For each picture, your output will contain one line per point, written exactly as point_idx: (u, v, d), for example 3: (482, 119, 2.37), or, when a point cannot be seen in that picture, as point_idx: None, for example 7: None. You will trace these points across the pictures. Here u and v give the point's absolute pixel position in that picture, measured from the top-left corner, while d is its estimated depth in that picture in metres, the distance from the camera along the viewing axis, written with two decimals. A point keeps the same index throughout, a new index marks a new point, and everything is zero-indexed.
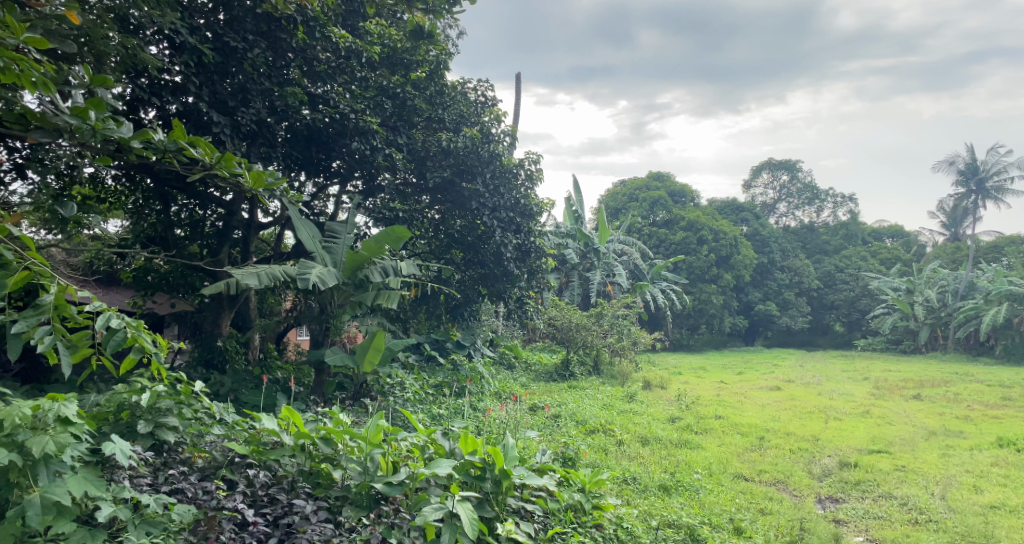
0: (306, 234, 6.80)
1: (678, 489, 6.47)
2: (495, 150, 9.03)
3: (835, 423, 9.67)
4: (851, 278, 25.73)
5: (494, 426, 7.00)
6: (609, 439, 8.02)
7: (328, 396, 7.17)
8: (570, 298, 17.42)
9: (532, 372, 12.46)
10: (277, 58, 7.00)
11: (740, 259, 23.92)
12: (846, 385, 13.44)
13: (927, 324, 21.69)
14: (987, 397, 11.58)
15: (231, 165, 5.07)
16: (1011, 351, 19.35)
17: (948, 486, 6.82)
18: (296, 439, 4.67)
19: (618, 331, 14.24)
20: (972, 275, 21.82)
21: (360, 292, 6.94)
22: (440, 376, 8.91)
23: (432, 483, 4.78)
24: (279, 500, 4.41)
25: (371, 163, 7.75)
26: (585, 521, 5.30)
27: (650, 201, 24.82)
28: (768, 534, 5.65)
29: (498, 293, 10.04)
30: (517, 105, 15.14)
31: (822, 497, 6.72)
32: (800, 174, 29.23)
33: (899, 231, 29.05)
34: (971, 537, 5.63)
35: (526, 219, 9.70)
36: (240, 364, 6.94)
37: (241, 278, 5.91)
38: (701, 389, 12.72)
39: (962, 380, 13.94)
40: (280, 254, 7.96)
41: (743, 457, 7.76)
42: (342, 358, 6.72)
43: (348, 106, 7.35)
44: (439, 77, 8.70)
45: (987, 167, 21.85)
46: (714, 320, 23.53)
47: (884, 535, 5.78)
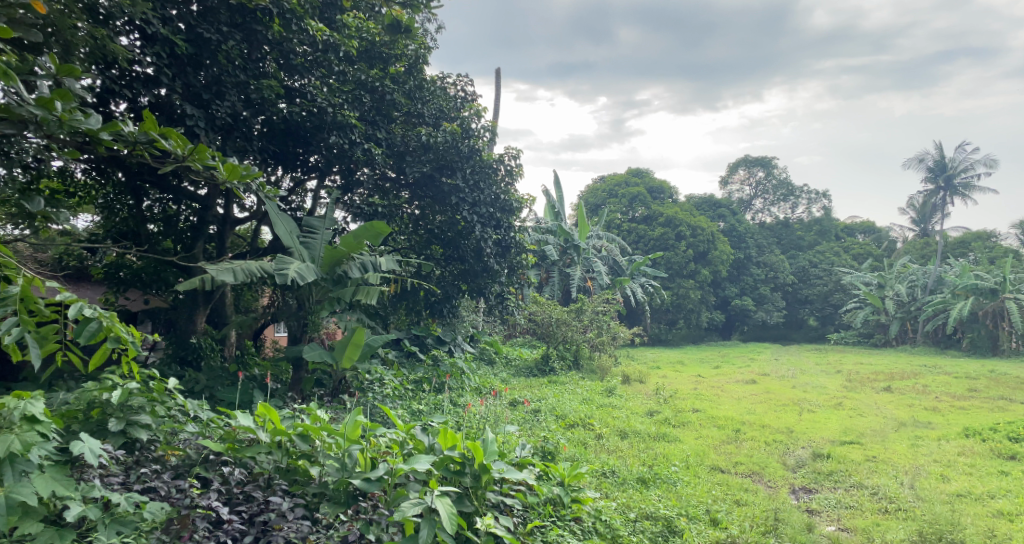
0: (284, 229, 6.68)
1: (655, 482, 6.53)
2: (475, 144, 9.01)
3: (809, 415, 9.80)
4: (825, 273, 26.09)
5: (474, 421, 7.01)
6: (588, 432, 8.07)
7: (306, 393, 7.10)
8: (550, 293, 17.46)
9: (512, 367, 12.49)
10: (252, 50, 6.89)
11: (717, 255, 24.16)
12: (819, 378, 13.64)
13: (897, 317, 22.09)
14: (955, 389, 11.84)
15: (204, 157, 5.02)
16: (978, 343, 19.78)
17: (917, 475, 6.96)
18: (273, 436, 4.62)
19: (598, 326, 14.33)
20: (941, 270, 22.27)
21: (338, 288, 6.91)
22: (420, 371, 8.89)
23: (411, 478, 4.76)
24: (255, 497, 4.38)
25: (350, 157, 7.76)
26: (564, 514, 5.35)
27: (629, 197, 24.90)
28: (743, 525, 5.71)
29: (478, 289, 10.01)
30: (497, 100, 15.10)
31: (796, 488, 6.82)
32: (776, 170, 29.49)
33: (871, 227, 29.50)
34: (938, 524, 5.74)
35: (507, 214, 9.69)
36: (216, 359, 6.73)
37: (216, 274, 5.84)
38: (679, 383, 12.82)
39: (930, 373, 14.22)
40: (256, 250, 7.86)
41: (720, 450, 7.84)
42: (320, 355, 6.60)
43: (325, 100, 7.26)
44: (418, 71, 8.72)
45: (955, 164, 22.26)
46: (692, 315, 23.74)
47: (855, 524, 5.88)
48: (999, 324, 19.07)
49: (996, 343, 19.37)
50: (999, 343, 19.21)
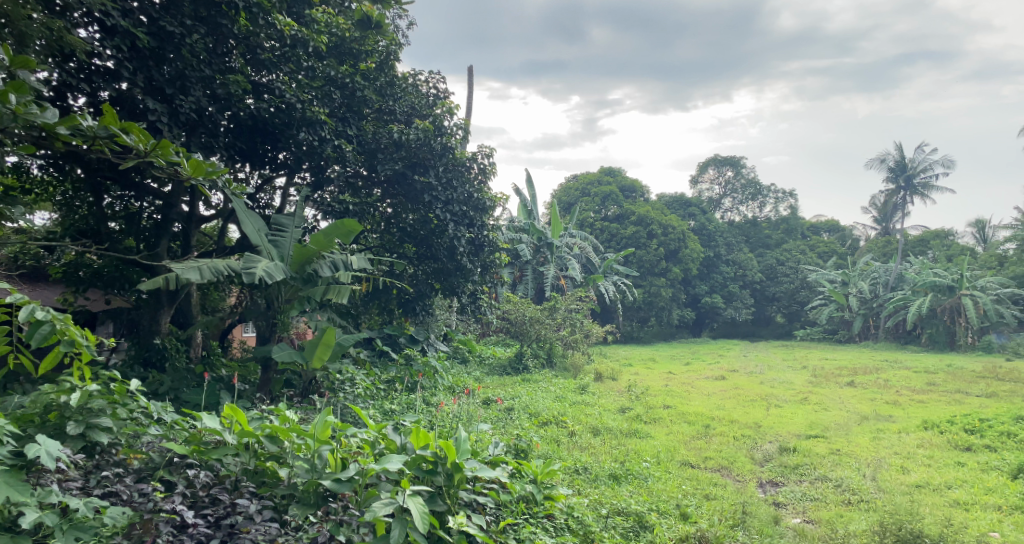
0: (252, 227, 6.58)
1: (627, 478, 6.58)
2: (448, 142, 8.98)
3: (776, 410, 9.95)
4: (791, 271, 26.55)
5: (446, 420, 7.01)
6: (561, 430, 8.09)
7: (275, 394, 6.98)
8: (524, 292, 17.47)
9: (485, 366, 12.48)
10: (218, 45, 6.77)
11: (687, 253, 24.44)
12: (786, 374, 13.86)
13: (860, 314, 22.57)
14: (914, 382, 12.15)
15: (168, 153, 5.07)
16: (936, 339, 20.39)
17: (878, 467, 7.11)
18: (240, 438, 4.58)
19: (571, 324, 14.45)
20: (901, 268, 22.82)
21: (308, 286, 6.83)
22: (393, 370, 8.82)
23: (383, 478, 4.73)
24: (221, 500, 4.32)
25: (320, 154, 7.66)
26: (536, 512, 5.36)
27: (602, 195, 24.86)
28: (712, 518, 5.78)
29: (451, 288, 9.97)
30: (470, 98, 15.04)
31: (763, 481, 6.93)
32: (744, 170, 29.84)
33: (835, 226, 30.07)
34: (897, 513, 5.87)
35: (480, 213, 9.67)
36: (182, 360, 6.59)
37: (181, 272, 5.75)
38: (650, 380, 12.96)
39: (891, 367, 14.57)
40: (223, 248, 7.73)
41: (690, 445, 7.92)
42: (290, 355, 6.51)
43: (294, 96, 7.22)
44: (389, 68, 8.71)
45: (915, 164, 22.82)
46: (663, 312, 23.95)
47: (820, 516, 5.99)
48: (956, 320, 19.82)
49: (953, 338, 20.01)
50: (956, 338, 19.81)
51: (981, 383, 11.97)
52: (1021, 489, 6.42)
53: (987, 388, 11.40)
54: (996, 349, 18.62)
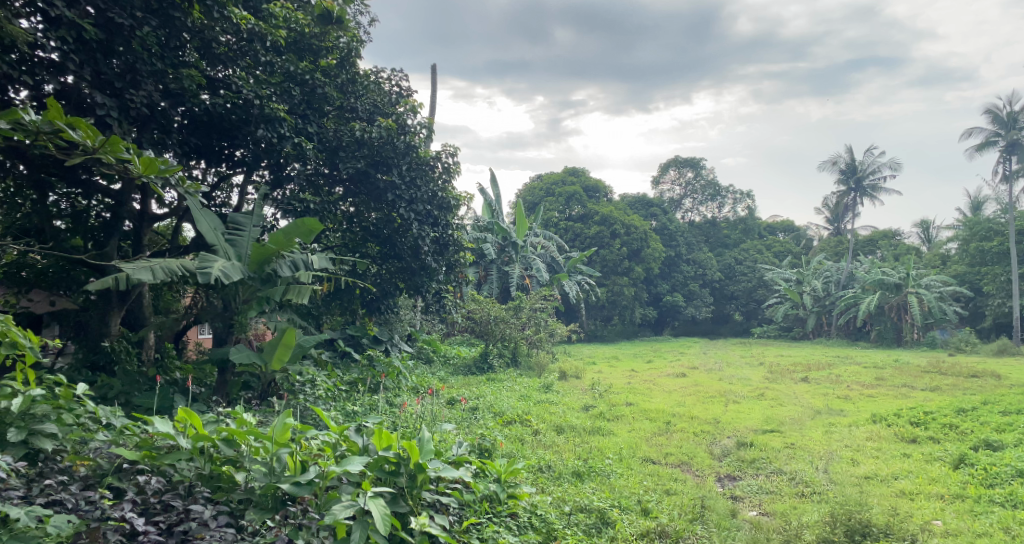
0: (207, 226, 6.44)
1: (590, 474, 6.62)
2: (411, 141, 8.93)
3: (734, 406, 10.09)
4: (749, 270, 27.09)
5: (410, 421, 6.96)
6: (526, 428, 8.10)
7: (233, 397, 6.76)
8: (488, 292, 17.41)
9: (450, 366, 12.42)
10: (171, 39, 6.59)
11: (650, 253, 24.75)
12: (744, 371, 14.11)
13: (814, 311, 23.11)
14: (864, 378, 12.48)
15: (117, 149, 4.99)
16: (884, 335, 21.22)
17: (830, 460, 7.28)
18: (195, 442, 4.47)
19: (535, 323, 14.50)
20: (852, 267, 23.45)
21: (267, 286, 6.72)
22: (355, 372, 8.70)
23: (344, 480, 4.67)
24: (174, 507, 4.22)
25: (279, 152, 7.53)
26: (500, 511, 5.35)
27: (566, 195, 24.87)
28: (672, 513, 5.83)
29: (416, 287, 9.87)
30: (433, 97, 14.97)
31: (721, 476, 7.05)
32: (704, 171, 30.24)
33: (790, 226, 30.73)
34: (847, 502, 6.02)
35: (444, 212, 9.62)
36: (133, 363, 6.41)
37: (133, 273, 5.59)
38: (613, 378, 13.05)
39: (843, 363, 14.97)
40: (177, 247, 7.55)
41: (651, 442, 8.00)
42: (247, 356, 6.37)
43: (252, 91, 7.08)
44: (350, 65, 8.66)
45: (865, 167, 23.54)
46: (627, 311, 24.15)
47: (775, 508, 6.10)
48: (902, 317, 20.73)
49: (900, 334, 20.91)
50: (904, 335, 20.67)
51: (926, 378, 12.36)
52: (961, 477, 6.64)
53: (931, 381, 11.79)
54: (938, 344, 19.75)
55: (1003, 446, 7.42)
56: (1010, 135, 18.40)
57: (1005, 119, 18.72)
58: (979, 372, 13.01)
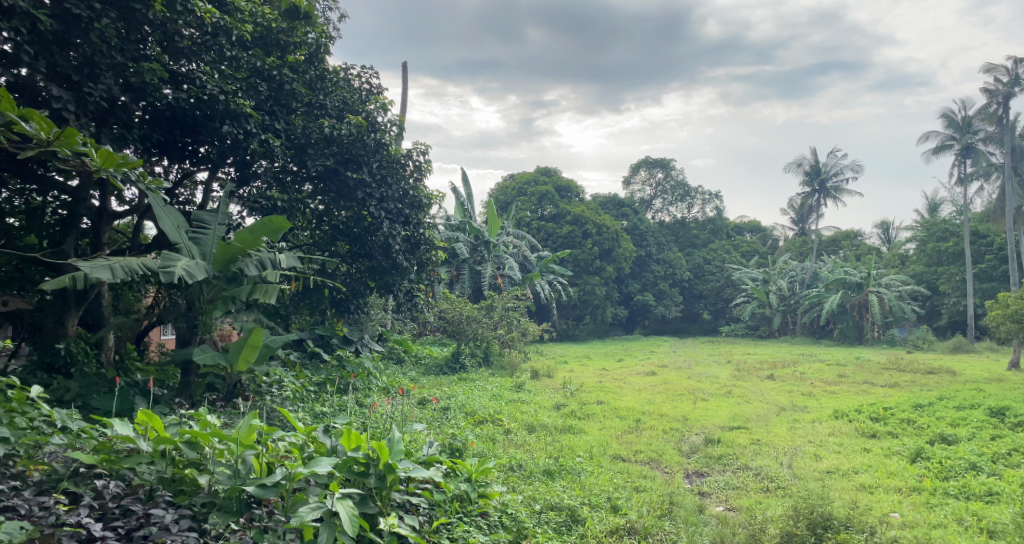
0: (170, 224, 6.30)
1: (561, 473, 6.62)
2: (381, 138, 8.86)
3: (702, 404, 10.19)
4: (717, 270, 27.44)
5: (380, 421, 6.90)
6: (497, 428, 8.07)
7: (196, 399, 6.57)
8: (460, 291, 17.33)
9: (422, 366, 12.34)
10: (131, 31, 6.45)
11: (621, 252, 24.92)
12: (712, 369, 14.28)
13: (780, 310, 23.47)
14: (828, 374, 12.71)
15: (73, 141, 4.93)
16: (846, 333, 21.70)
17: (794, 455, 7.39)
18: (155, 445, 4.36)
19: (507, 323, 14.51)
20: (816, 267, 23.86)
21: (233, 286, 6.57)
22: (323, 373, 8.59)
23: (311, 482, 4.60)
24: (134, 511, 4.13)
25: (245, 149, 7.44)
26: (470, 510, 5.32)
27: (538, 195, 24.76)
28: (641, 509, 5.86)
29: (387, 287, 9.79)
30: (404, 95, 14.85)
31: (689, 472, 7.11)
32: (674, 172, 30.50)
33: (757, 227, 31.17)
34: (810, 494, 6.12)
35: (415, 210, 9.54)
36: (91, 365, 6.25)
37: (91, 271, 5.44)
38: (584, 377, 13.10)
39: (808, 360, 15.24)
40: (138, 246, 7.38)
41: (621, 439, 8.05)
42: (212, 356, 6.24)
43: (217, 87, 6.92)
44: (319, 61, 8.54)
45: (829, 168, 23.97)
46: (598, 311, 24.28)
47: (741, 503, 6.17)
48: (864, 315, 21.21)
49: (861, 332, 21.40)
50: (865, 333, 21.17)
51: (886, 374, 12.62)
52: (918, 471, 6.78)
53: (890, 378, 12.05)
54: (897, 341, 20.31)
55: (957, 440, 7.61)
56: (965, 138, 18.85)
57: (959, 123, 19.18)
58: (936, 368, 13.33)
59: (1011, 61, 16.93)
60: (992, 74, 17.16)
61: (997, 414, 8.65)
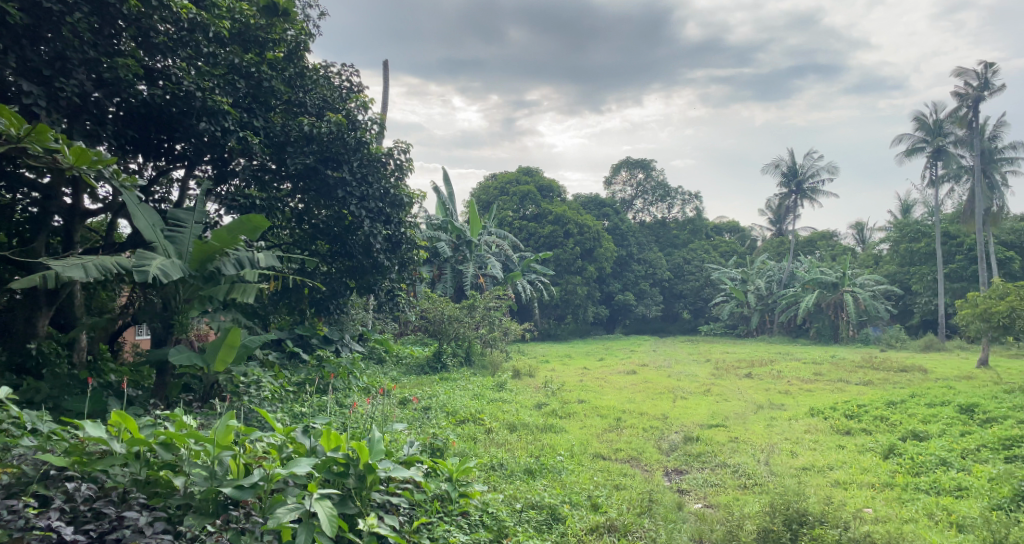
0: (145, 222, 6.21)
1: (542, 472, 6.62)
2: (362, 137, 8.80)
3: (681, 402, 10.25)
4: (697, 270, 27.64)
5: (361, 421, 6.85)
6: (477, 427, 8.03)
7: (171, 399, 6.48)
8: (442, 291, 17.27)
9: (403, 366, 12.29)
10: (105, 26, 6.35)
11: (602, 252, 25.00)
12: (691, 367, 14.37)
13: (758, 310, 23.69)
14: (804, 373, 12.85)
15: (45, 138, 4.88)
16: (822, 332, 21.97)
17: (771, 452, 7.46)
18: (130, 446, 4.30)
19: (489, 322, 14.49)
20: (793, 266, 24.09)
21: (210, 285, 6.49)
22: (303, 373, 8.51)
23: (290, 483, 4.56)
24: (107, 514, 4.06)
25: (223, 146, 7.36)
26: (451, 509, 5.30)
27: (520, 195, 24.72)
28: (621, 507, 5.88)
29: (367, 286, 9.73)
30: (386, 94, 14.77)
31: (668, 470, 7.14)
32: (654, 172, 30.64)
33: (736, 227, 31.45)
34: (785, 491, 6.17)
35: (396, 209, 9.48)
36: (62, 366, 6.15)
37: (62, 269, 5.36)
38: (566, 376, 13.12)
39: (785, 359, 15.39)
40: (111, 244, 7.27)
41: (602, 438, 8.06)
42: (188, 356, 6.15)
43: (193, 83, 6.85)
44: (298, 58, 8.47)
45: (806, 170, 24.24)
46: (579, 310, 24.35)
47: (719, 500, 6.21)
48: (839, 315, 21.48)
49: (837, 332, 21.68)
50: (840, 331, 21.44)
51: (859, 372, 12.77)
52: (890, 467, 6.87)
53: (864, 376, 12.23)
54: (871, 340, 20.61)
55: (928, 437, 7.73)
56: (936, 141, 19.12)
57: (931, 126, 19.48)
58: (907, 367, 13.54)
59: (981, 65, 17.21)
60: (962, 77, 17.43)
61: (966, 410, 8.79)
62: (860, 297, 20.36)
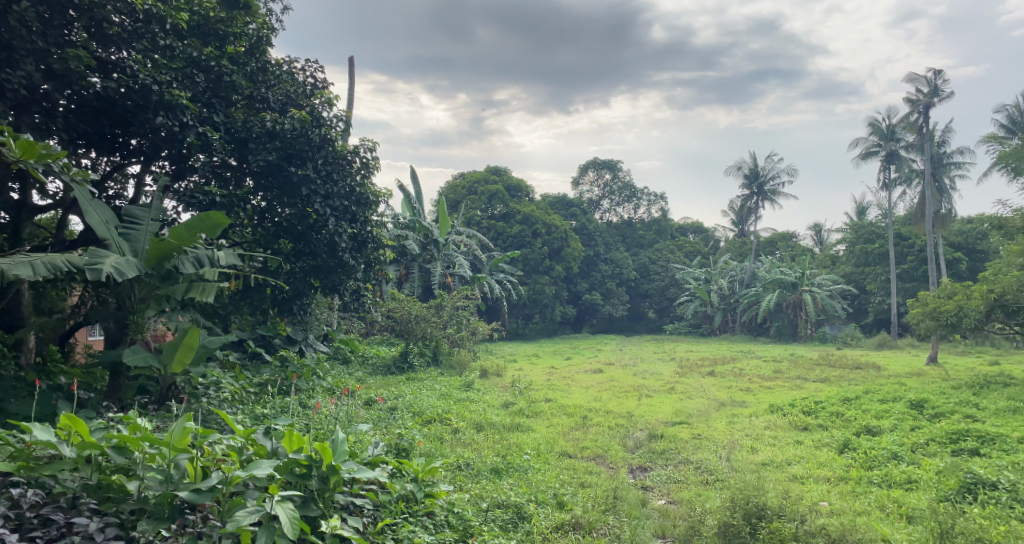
0: (98, 218, 6.00)
1: (508, 471, 6.59)
2: (327, 134, 8.66)
3: (646, 400, 10.33)
4: (662, 270, 27.94)
5: (325, 422, 6.74)
6: (444, 427, 7.97)
7: (126, 402, 6.30)
8: (409, 290, 17.17)
9: (369, 366, 12.17)
10: (55, 15, 6.16)
11: (569, 252, 25.09)
12: (656, 366, 14.49)
13: (721, 309, 24.04)
14: (765, 370, 13.06)
15: None
16: (782, 331, 22.39)
17: (732, 448, 7.55)
18: (80, 451, 4.16)
19: (456, 322, 14.41)
20: (754, 266, 24.46)
21: (167, 284, 6.32)
22: (265, 373, 8.35)
23: (250, 486, 4.46)
24: (54, 521, 3.95)
25: (181, 141, 7.17)
26: (417, 510, 5.23)
27: (488, 194, 24.54)
28: (586, 505, 5.89)
29: (332, 286, 9.60)
30: (352, 91, 14.60)
31: (633, 467, 7.18)
32: (621, 173, 30.86)
33: (700, 227, 31.87)
34: (746, 485, 6.23)
35: (362, 208, 9.35)
36: (9, 368, 5.93)
37: (7, 267, 5.17)
38: (533, 375, 13.13)
39: (746, 357, 15.63)
40: (62, 241, 7.03)
41: (568, 436, 8.07)
42: (143, 358, 5.97)
43: (149, 76, 6.66)
44: (260, 53, 8.35)
45: (766, 172, 24.63)
46: (547, 310, 24.43)
47: (682, 496, 6.26)
48: (798, 313, 21.91)
49: (796, 331, 22.12)
50: (799, 330, 21.89)
51: (817, 370, 13.03)
52: (845, 461, 7.00)
53: (822, 373, 12.46)
54: (828, 338, 21.10)
55: (881, 431, 7.90)
56: (889, 146, 19.58)
57: (883, 131, 19.95)
58: (863, 364, 13.85)
59: (930, 72, 17.67)
60: (914, 83, 17.84)
61: (917, 406, 9.01)
62: (819, 296, 20.80)
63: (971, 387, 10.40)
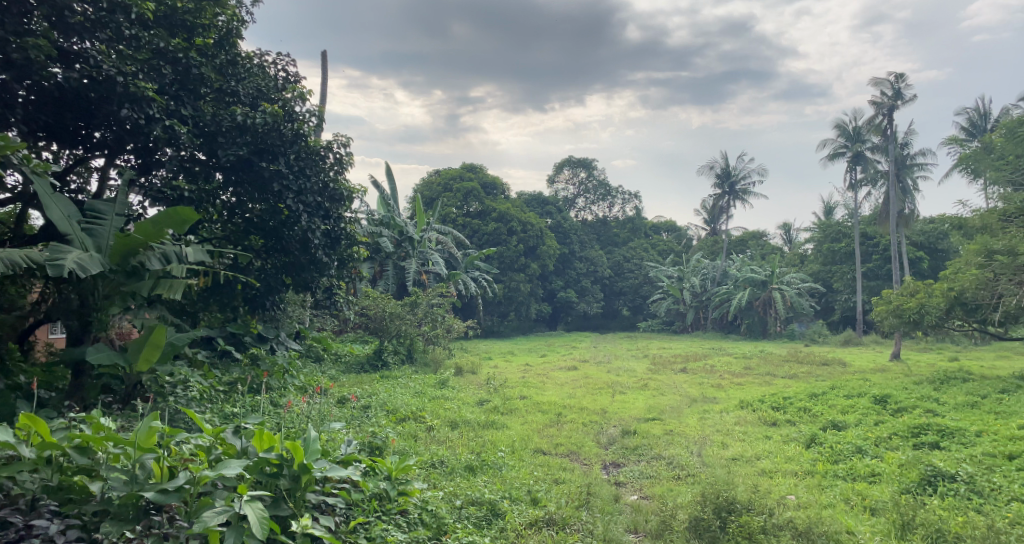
0: (59, 213, 5.85)
1: (482, 468, 6.55)
2: (300, 128, 8.52)
3: (619, 397, 10.36)
4: (636, 267, 28.13)
5: (296, 421, 6.63)
6: (418, 425, 7.90)
7: (89, 401, 6.17)
8: (384, 287, 17.04)
9: (341, 364, 12.05)
10: (13, 4, 6.02)
11: (544, 250, 25.13)
12: (629, 363, 14.58)
13: (693, 306, 24.26)
14: (736, 367, 13.20)
15: None
16: (752, 328, 22.66)
17: (703, 444, 7.60)
18: (40, 451, 4.04)
19: (431, 320, 14.35)
20: (726, 264, 24.70)
21: (133, 280, 6.18)
22: (235, 371, 8.21)
23: (219, 486, 4.39)
24: (13, 523, 3.88)
25: (147, 135, 7.02)
26: (389, 508, 5.18)
27: (465, 191, 24.32)
28: (559, 501, 5.89)
29: (304, 283, 9.47)
30: (325, 87, 14.44)
31: (607, 463, 7.20)
32: (595, 171, 30.97)
33: (674, 226, 32.14)
34: (717, 480, 6.29)
35: (335, 204, 9.22)
36: None
37: None
38: (508, 373, 13.11)
39: (719, 354, 15.79)
40: (21, 237, 6.87)
41: (542, 433, 8.05)
42: (107, 356, 5.86)
43: (112, 67, 6.50)
44: (231, 45, 8.23)
45: (738, 171, 24.87)
46: (521, 307, 24.44)
47: (655, 491, 6.29)
48: (768, 311, 22.20)
49: (766, 328, 22.38)
50: (769, 327, 22.16)
51: (785, 366, 13.21)
52: (812, 456, 7.07)
53: (790, 369, 12.63)
54: (797, 335, 21.40)
55: (846, 426, 8.02)
56: (856, 146, 19.89)
57: (850, 132, 20.25)
58: (830, 360, 14.09)
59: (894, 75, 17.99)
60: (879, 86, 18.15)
61: (881, 401, 9.15)
62: (788, 294, 21.09)
63: (933, 382, 10.61)
